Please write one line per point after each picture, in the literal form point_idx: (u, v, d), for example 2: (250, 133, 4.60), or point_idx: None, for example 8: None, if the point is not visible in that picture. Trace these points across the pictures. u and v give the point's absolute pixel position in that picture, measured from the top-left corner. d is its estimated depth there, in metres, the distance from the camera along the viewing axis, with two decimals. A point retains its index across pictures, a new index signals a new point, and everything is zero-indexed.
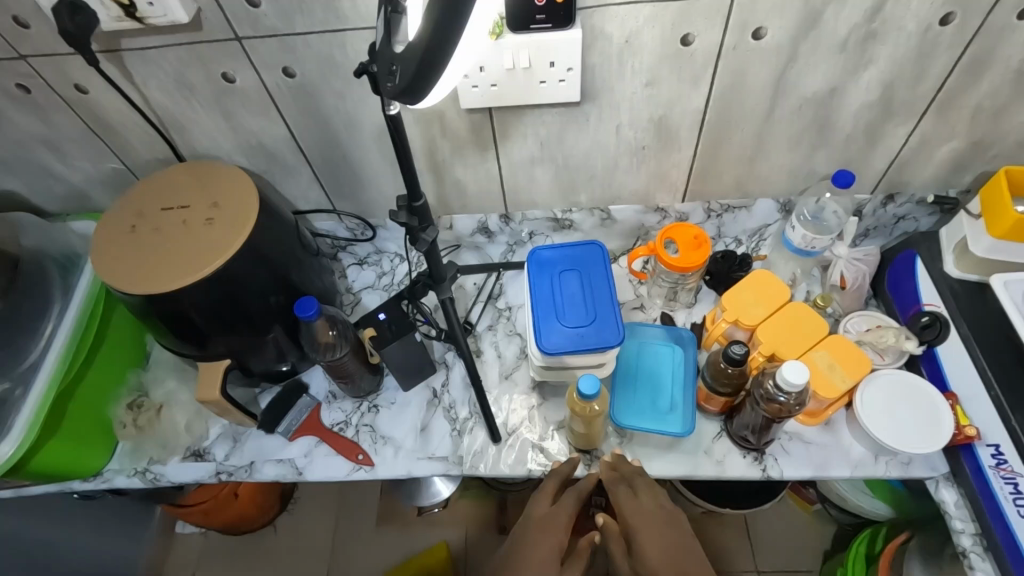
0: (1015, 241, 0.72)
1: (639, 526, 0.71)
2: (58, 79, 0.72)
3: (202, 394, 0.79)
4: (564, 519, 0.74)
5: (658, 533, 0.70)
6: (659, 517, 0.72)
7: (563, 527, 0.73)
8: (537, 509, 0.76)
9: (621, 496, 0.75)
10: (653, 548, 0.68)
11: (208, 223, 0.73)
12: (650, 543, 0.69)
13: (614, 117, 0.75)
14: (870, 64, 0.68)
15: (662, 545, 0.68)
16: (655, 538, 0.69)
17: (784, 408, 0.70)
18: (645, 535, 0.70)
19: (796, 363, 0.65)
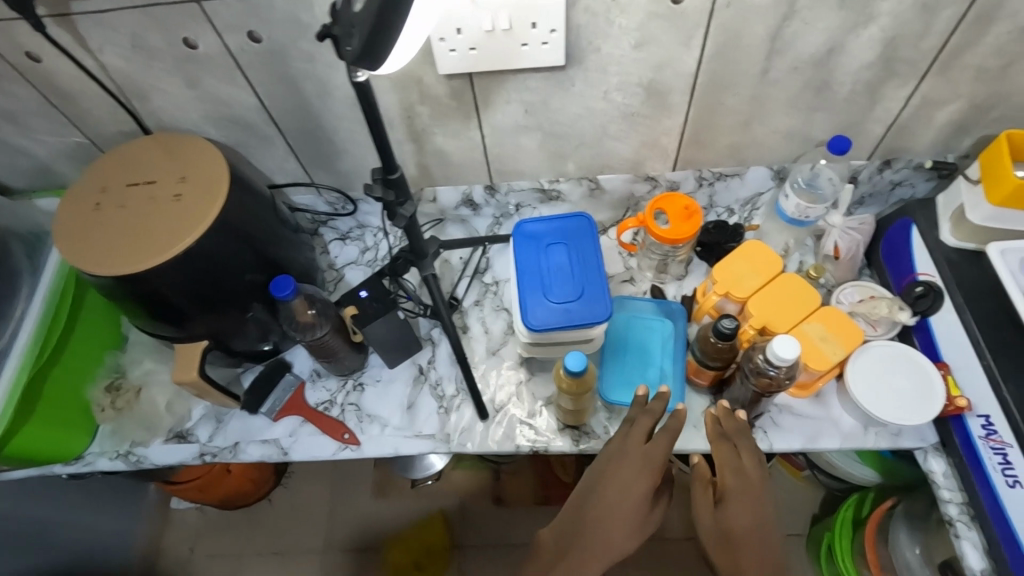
0: (1014, 207, 0.70)
1: (734, 489, 0.63)
2: (7, 46, 0.67)
3: (178, 375, 0.76)
4: (657, 460, 0.67)
5: (752, 505, 0.62)
6: (756, 484, 0.63)
7: (654, 472, 0.67)
8: (627, 443, 0.69)
9: (723, 449, 0.66)
10: (743, 523, 0.61)
11: (175, 200, 0.70)
12: (741, 514, 0.61)
13: (601, 81, 0.71)
14: (871, 20, 0.64)
15: (752, 521, 0.61)
16: (747, 510, 0.61)
17: (775, 382, 0.68)
18: (737, 500, 0.62)
19: (787, 337, 0.64)
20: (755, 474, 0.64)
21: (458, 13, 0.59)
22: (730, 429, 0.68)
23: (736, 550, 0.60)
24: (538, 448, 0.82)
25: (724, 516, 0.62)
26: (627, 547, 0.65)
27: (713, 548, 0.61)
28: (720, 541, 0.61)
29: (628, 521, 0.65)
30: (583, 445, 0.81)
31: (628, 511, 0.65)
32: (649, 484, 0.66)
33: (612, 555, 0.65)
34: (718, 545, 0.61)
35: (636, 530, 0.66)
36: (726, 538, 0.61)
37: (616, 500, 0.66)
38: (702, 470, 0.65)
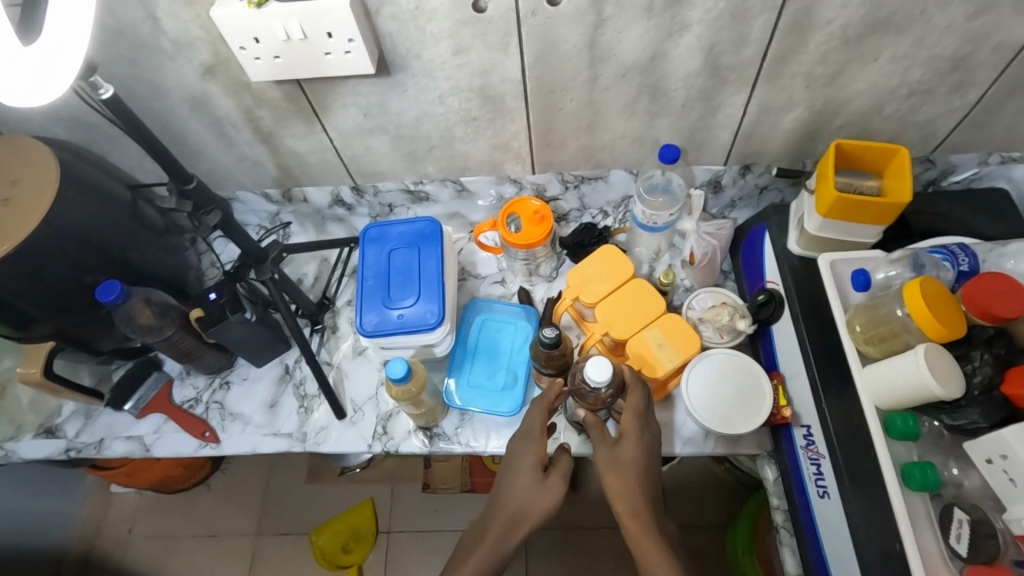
0: (842, 219, 0.69)
1: (625, 430, 0.68)
2: None
3: (24, 375, 0.78)
4: (537, 428, 0.71)
5: (648, 441, 0.68)
6: (645, 423, 0.69)
7: (542, 437, 0.70)
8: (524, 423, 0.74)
9: (629, 398, 0.69)
10: (635, 459, 0.66)
11: (3, 203, 0.70)
12: (634, 447, 0.67)
13: (431, 85, 0.71)
14: (683, 28, 0.63)
15: (643, 455, 0.67)
16: (638, 445, 0.67)
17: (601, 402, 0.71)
18: (627, 439, 0.67)
19: (601, 360, 0.65)
20: (647, 416, 0.70)
21: (249, 24, 0.58)
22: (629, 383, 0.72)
23: (632, 479, 0.65)
24: (388, 447, 0.83)
25: (612, 455, 0.67)
26: (534, 508, 0.65)
27: (617, 479, 0.65)
28: (609, 474, 0.66)
29: (526, 486, 0.67)
30: (433, 447, 0.82)
31: (525, 478, 0.67)
32: (540, 451, 0.69)
33: (523, 520, 0.65)
34: (621, 476, 0.65)
35: (537, 493, 0.66)
36: (624, 467, 0.66)
37: (516, 468, 0.69)
38: (590, 422, 0.70)
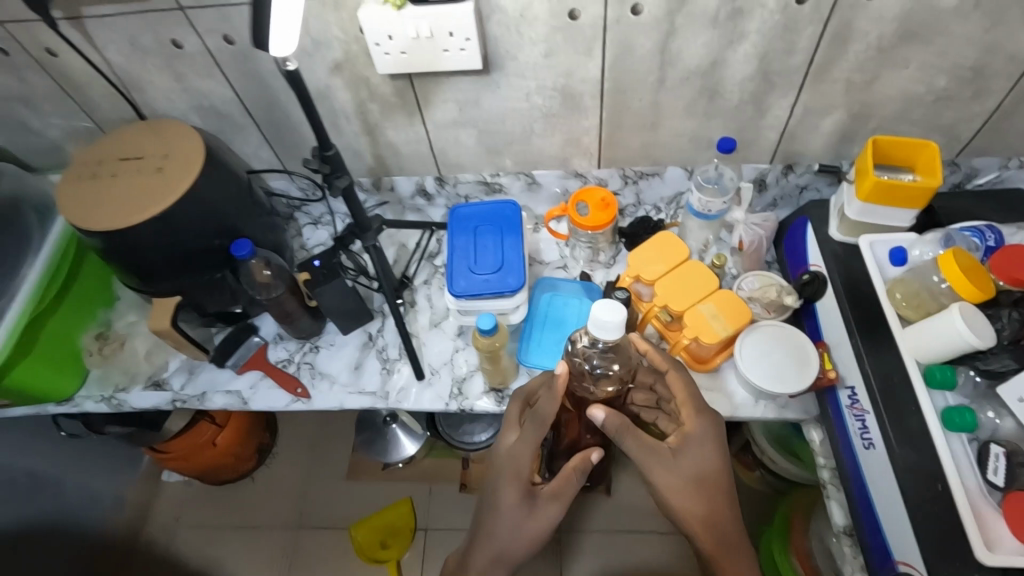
0: (879, 203, 0.79)
1: (684, 444, 0.73)
2: (31, 44, 0.82)
3: (154, 325, 0.89)
4: (525, 466, 0.71)
5: (706, 449, 0.73)
6: (704, 430, 0.73)
7: (529, 467, 0.71)
8: (508, 442, 0.75)
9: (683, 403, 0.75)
10: (700, 467, 0.72)
11: (158, 172, 0.83)
12: (698, 459, 0.72)
13: (522, 83, 0.83)
14: (742, 37, 0.75)
15: (711, 463, 0.73)
16: (702, 453, 0.73)
17: (610, 395, 0.75)
18: (697, 449, 0.73)
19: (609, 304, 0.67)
20: (699, 422, 0.74)
21: (387, 23, 0.71)
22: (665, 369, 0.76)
23: (706, 494, 0.72)
24: (464, 406, 0.92)
25: (683, 463, 0.73)
26: (522, 544, 0.71)
27: (690, 493, 0.72)
28: (690, 488, 0.72)
29: (514, 525, 0.70)
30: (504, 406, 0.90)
31: (510, 522, 0.71)
32: (523, 487, 0.71)
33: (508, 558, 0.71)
34: (693, 488, 0.72)
35: (523, 528, 0.71)
36: (694, 480, 0.72)
37: (505, 505, 0.71)
38: (618, 424, 0.69)
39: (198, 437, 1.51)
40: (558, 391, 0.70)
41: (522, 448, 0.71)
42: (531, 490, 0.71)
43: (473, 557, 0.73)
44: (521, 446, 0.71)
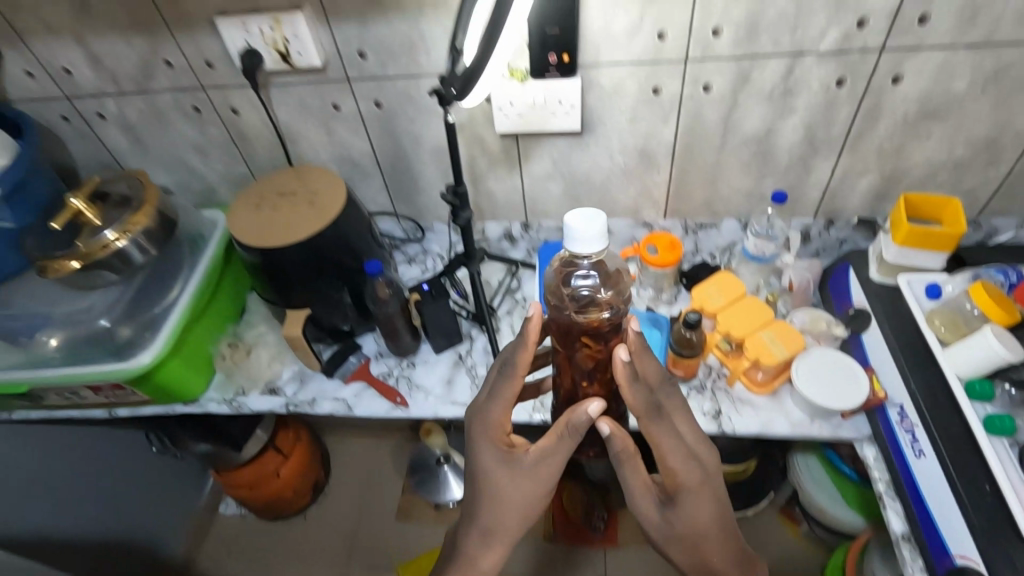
0: (914, 246, 0.93)
1: (678, 497, 0.65)
2: (223, 104, 1.04)
3: (287, 331, 1.05)
4: (498, 427, 0.68)
5: (705, 502, 0.65)
6: (701, 486, 0.65)
7: (501, 431, 0.68)
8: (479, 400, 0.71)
9: (675, 455, 0.65)
10: (694, 520, 0.65)
11: (311, 205, 1.02)
12: (695, 513, 0.65)
13: (608, 143, 1.02)
14: (792, 111, 0.93)
15: (710, 516, 0.66)
16: (698, 503, 0.65)
17: (599, 318, 0.67)
18: (692, 502, 0.65)
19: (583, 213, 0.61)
20: (694, 474, 0.65)
21: (512, 92, 0.92)
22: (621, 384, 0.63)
23: (697, 548, 0.66)
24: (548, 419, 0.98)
25: (676, 518, 0.66)
26: (506, 518, 0.68)
27: (678, 544, 0.66)
28: (679, 541, 0.66)
29: (494, 495, 0.68)
30: None
31: (493, 495, 0.68)
32: (504, 451, 0.68)
33: (498, 533, 0.69)
34: (686, 544, 0.66)
35: (501, 500, 0.68)
36: (686, 537, 0.65)
37: (482, 468, 0.68)
38: (621, 446, 0.64)
39: (260, 467, 1.58)
40: (528, 337, 0.66)
41: (493, 406, 0.68)
42: (510, 451, 0.68)
43: (462, 530, 0.71)
44: (493, 402, 0.69)
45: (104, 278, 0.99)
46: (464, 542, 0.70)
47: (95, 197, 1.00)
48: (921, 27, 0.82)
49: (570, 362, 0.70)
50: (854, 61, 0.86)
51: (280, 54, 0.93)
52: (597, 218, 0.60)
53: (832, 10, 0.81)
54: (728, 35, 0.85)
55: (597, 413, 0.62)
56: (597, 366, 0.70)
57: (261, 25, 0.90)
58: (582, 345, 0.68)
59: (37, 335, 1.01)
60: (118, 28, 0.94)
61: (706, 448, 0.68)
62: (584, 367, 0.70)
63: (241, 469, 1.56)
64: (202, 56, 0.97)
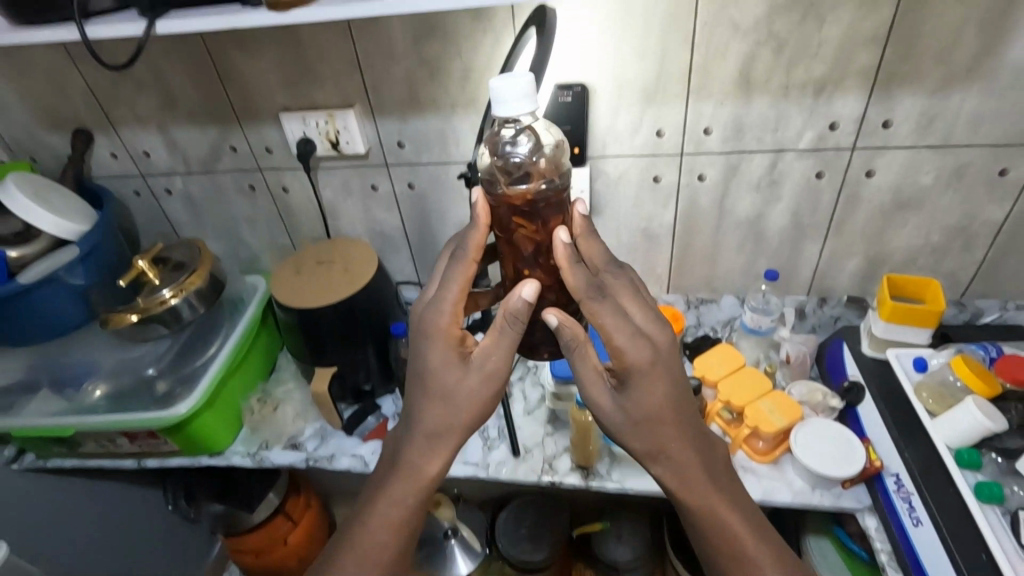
0: (899, 322, 1.00)
1: (627, 377, 0.65)
2: (276, 184, 1.19)
3: (315, 387, 1.12)
4: (445, 324, 0.67)
5: (655, 384, 0.65)
6: (656, 366, 0.64)
7: (450, 327, 0.67)
8: (426, 298, 0.70)
9: (625, 335, 0.63)
10: (645, 399, 0.65)
11: (346, 272, 1.13)
12: (646, 395, 0.65)
13: (614, 225, 1.14)
14: (779, 198, 1.04)
15: (663, 398, 0.66)
16: (647, 383, 0.65)
17: (527, 191, 0.68)
18: (643, 383, 0.65)
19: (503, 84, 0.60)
20: (646, 353, 0.64)
21: None
22: (564, 267, 0.66)
23: (652, 427, 0.66)
24: (555, 480, 1.05)
25: (628, 401, 0.67)
26: (459, 416, 0.68)
27: (630, 427, 0.67)
28: (635, 425, 0.67)
29: (443, 395, 0.68)
30: (591, 481, 1.05)
31: (438, 394, 0.68)
32: (450, 347, 0.67)
33: (447, 433, 0.69)
34: (639, 426, 0.67)
35: (452, 398, 0.68)
36: (640, 419, 0.66)
37: (431, 368, 0.68)
38: (567, 333, 0.66)
39: (271, 531, 1.57)
40: (477, 219, 0.68)
41: (439, 303, 0.67)
42: (459, 349, 0.68)
43: (411, 441, 0.71)
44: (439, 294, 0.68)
45: (157, 331, 1.07)
46: (413, 447, 0.70)
47: (156, 261, 1.12)
48: (885, 129, 0.94)
49: (511, 248, 0.72)
50: (829, 157, 0.98)
51: (330, 143, 1.08)
52: (519, 81, 0.59)
53: (806, 115, 0.94)
54: (717, 133, 0.98)
55: (532, 297, 0.64)
56: (538, 249, 0.71)
57: (317, 118, 1.06)
58: (517, 225, 0.70)
59: (85, 384, 1.10)
60: (196, 119, 1.11)
61: (662, 328, 0.66)
62: (525, 252, 0.71)
63: (250, 533, 1.56)
64: (264, 143, 1.13)
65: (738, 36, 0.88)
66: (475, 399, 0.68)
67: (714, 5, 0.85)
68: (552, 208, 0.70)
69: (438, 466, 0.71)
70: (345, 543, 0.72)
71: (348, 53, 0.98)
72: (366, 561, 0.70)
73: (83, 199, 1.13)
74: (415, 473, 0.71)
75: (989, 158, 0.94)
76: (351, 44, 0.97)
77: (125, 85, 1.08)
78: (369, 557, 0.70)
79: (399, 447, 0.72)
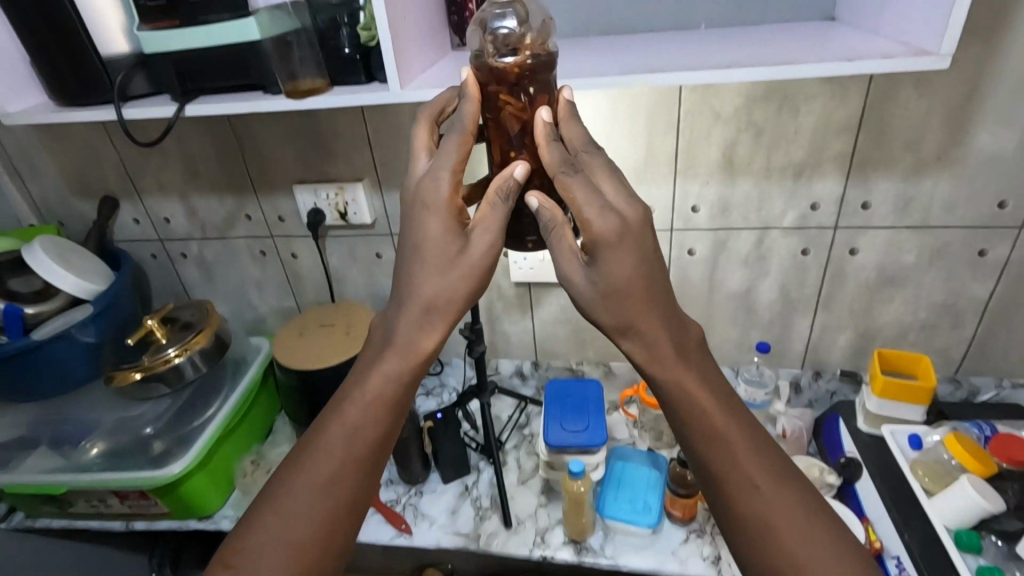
0: (892, 399, 1.00)
1: (597, 249, 0.58)
2: (286, 251, 1.25)
3: None
4: (443, 195, 0.61)
5: (628, 253, 0.58)
6: (626, 239, 0.57)
7: (451, 197, 0.61)
8: (419, 172, 0.65)
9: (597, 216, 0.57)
10: (615, 271, 0.58)
11: (346, 335, 1.16)
12: (616, 266, 0.58)
13: None
14: (767, 273, 1.08)
15: (634, 270, 0.58)
16: (618, 254, 0.58)
17: (516, 63, 0.63)
18: (612, 253, 0.58)
19: None
20: (622, 228, 0.57)
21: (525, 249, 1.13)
22: (542, 145, 0.62)
23: (624, 302, 0.59)
24: (546, 553, 1.03)
25: (596, 274, 0.59)
26: (454, 291, 0.62)
27: (596, 303, 0.59)
28: (605, 302, 0.59)
29: (437, 269, 0.62)
30: (583, 556, 1.02)
31: (436, 266, 0.62)
32: (449, 219, 0.61)
33: (442, 306, 0.62)
34: (606, 300, 0.59)
35: (448, 270, 0.62)
36: (608, 292, 0.59)
37: (424, 241, 0.62)
38: (548, 214, 0.61)
39: None
40: (471, 96, 0.64)
41: (436, 174, 0.61)
42: (457, 225, 0.62)
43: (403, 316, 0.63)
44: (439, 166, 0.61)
45: (158, 389, 1.10)
46: (401, 325, 0.63)
47: (165, 320, 1.16)
48: (864, 211, 0.99)
49: (497, 131, 0.67)
50: (814, 235, 1.02)
51: (340, 213, 1.15)
52: None
53: (788, 196, 1.00)
54: (705, 211, 1.03)
55: (523, 177, 0.63)
56: (525, 130, 0.66)
57: (328, 191, 1.13)
58: (502, 103, 0.65)
59: (83, 441, 1.12)
60: (216, 189, 1.19)
61: (634, 204, 0.58)
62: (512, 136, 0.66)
63: None
64: (278, 213, 1.19)
65: (719, 123, 0.95)
66: (476, 270, 0.62)
67: (697, 96, 0.93)
68: (540, 86, 0.65)
69: (437, 336, 0.64)
70: (332, 412, 0.65)
71: (359, 133, 1.06)
72: (354, 435, 0.63)
73: (102, 261, 1.19)
74: (409, 347, 0.64)
75: (967, 238, 0.98)
76: (363, 126, 1.05)
77: (154, 157, 1.16)
78: (358, 428, 0.63)
79: (389, 321, 0.65)
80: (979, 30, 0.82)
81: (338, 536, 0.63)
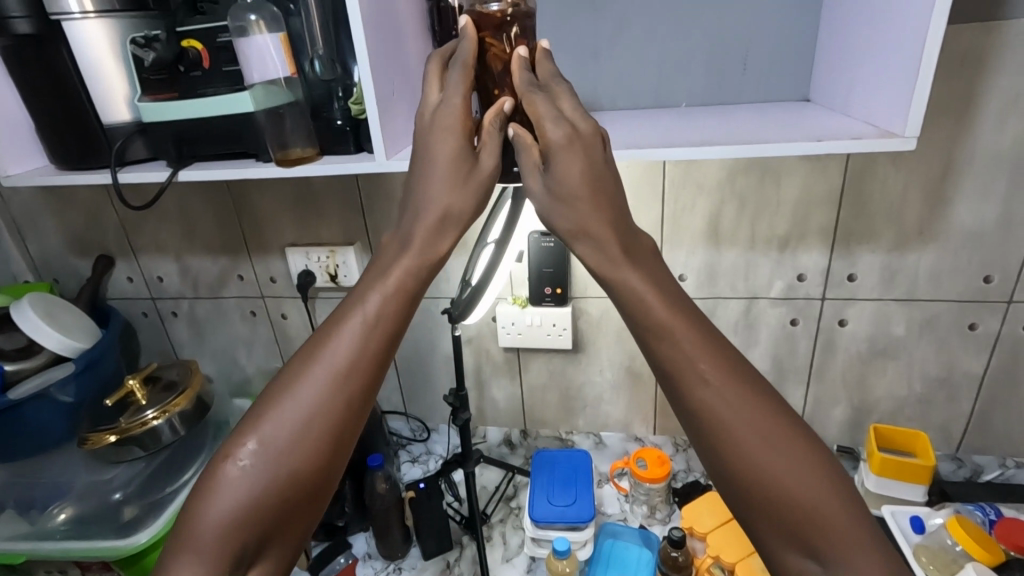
0: (892, 477, 0.97)
1: (556, 154, 0.57)
2: (275, 311, 1.25)
3: None
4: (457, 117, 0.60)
5: (580, 154, 0.57)
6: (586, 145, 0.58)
7: (461, 120, 0.60)
8: (432, 103, 0.62)
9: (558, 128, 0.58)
10: (569, 173, 0.57)
11: None
12: (569, 167, 0.56)
13: (598, 361, 1.17)
14: (756, 342, 1.07)
15: (585, 170, 0.57)
16: (572, 156, 0.57)
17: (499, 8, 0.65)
18: (563, 157, 0.57)
19: None
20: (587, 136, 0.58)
21: (513, 314, 1.12)
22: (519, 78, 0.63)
23: (579, 196, 0.56)
24: None
25: (552, 179, 0.57)
26: (468, 206, 0.59)
27: (551, 209, 0.57)
28: (555, 210, 0.57)
29: (452, 180, 0.59)
30: None
31: (451, 181, 0.59)
32: (460, 141, 0.60)
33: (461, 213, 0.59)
34: (557, 204, 0.57)
35: (463, 184, 0.59)
36: (561, 193, 0.57)
37: (436, 158, 0.59)
38: (523, 142, 0.60)
39: None
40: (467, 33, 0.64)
41: (448, 102, 0.61)
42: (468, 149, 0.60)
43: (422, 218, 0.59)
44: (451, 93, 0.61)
45: (132, 453, 1.06)
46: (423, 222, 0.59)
47: (147, 380, 1.14)
48: (850, 282, 0.99)
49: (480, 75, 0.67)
50: (801, 305, 1.02)
51: (330, 275, 1.15)
52: None
53: (774, 265, 1.00)
54: (692, 279, 1.04)
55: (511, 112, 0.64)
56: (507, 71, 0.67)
57: (320, 254, 1.14)
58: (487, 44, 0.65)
59: (51, 505, 1.07)
60: (210, 249, 1.20)
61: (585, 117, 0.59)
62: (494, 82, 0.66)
63: None
64: (270, 273, 1.20)
65: (703, 194, 0.97)
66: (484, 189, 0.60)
67: (680, 169, 0.95)
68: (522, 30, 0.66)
69: (453, 240, 0.60)
70: (353, 300, 0.57)
71: (353, 198, 1.09)
72: (376, 325, 0.56)
73: (91, 318, 1.19)
74: (431, 249, 0.58)
75: (956, 312, 0.98)
76: (356, 192, 1.08)
77: (152, 218, 1.19)
78: (377, 319, 0.56)
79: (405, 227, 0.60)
80: (949, 111, 0.86)
81: (349, 431, 0.55)
